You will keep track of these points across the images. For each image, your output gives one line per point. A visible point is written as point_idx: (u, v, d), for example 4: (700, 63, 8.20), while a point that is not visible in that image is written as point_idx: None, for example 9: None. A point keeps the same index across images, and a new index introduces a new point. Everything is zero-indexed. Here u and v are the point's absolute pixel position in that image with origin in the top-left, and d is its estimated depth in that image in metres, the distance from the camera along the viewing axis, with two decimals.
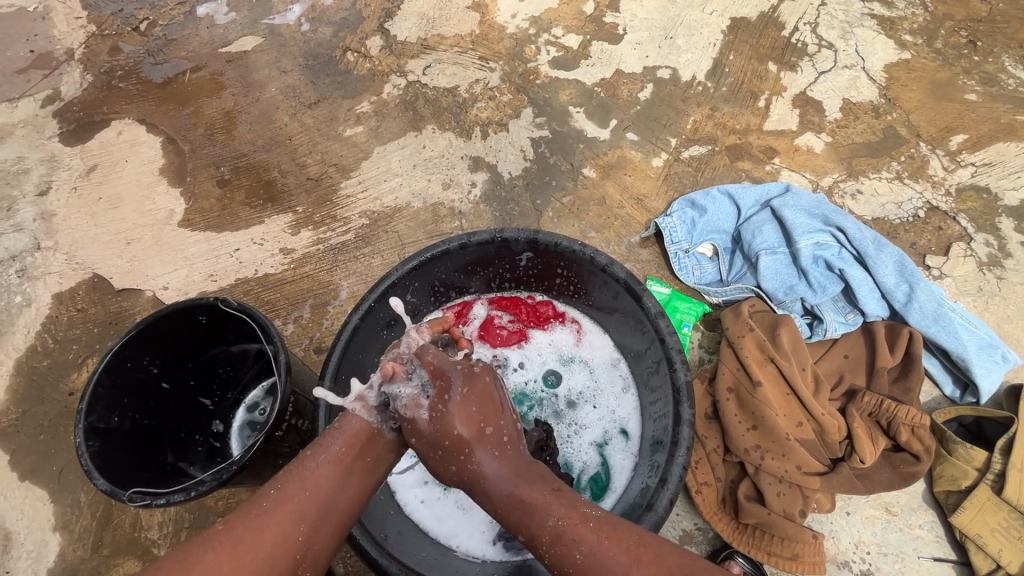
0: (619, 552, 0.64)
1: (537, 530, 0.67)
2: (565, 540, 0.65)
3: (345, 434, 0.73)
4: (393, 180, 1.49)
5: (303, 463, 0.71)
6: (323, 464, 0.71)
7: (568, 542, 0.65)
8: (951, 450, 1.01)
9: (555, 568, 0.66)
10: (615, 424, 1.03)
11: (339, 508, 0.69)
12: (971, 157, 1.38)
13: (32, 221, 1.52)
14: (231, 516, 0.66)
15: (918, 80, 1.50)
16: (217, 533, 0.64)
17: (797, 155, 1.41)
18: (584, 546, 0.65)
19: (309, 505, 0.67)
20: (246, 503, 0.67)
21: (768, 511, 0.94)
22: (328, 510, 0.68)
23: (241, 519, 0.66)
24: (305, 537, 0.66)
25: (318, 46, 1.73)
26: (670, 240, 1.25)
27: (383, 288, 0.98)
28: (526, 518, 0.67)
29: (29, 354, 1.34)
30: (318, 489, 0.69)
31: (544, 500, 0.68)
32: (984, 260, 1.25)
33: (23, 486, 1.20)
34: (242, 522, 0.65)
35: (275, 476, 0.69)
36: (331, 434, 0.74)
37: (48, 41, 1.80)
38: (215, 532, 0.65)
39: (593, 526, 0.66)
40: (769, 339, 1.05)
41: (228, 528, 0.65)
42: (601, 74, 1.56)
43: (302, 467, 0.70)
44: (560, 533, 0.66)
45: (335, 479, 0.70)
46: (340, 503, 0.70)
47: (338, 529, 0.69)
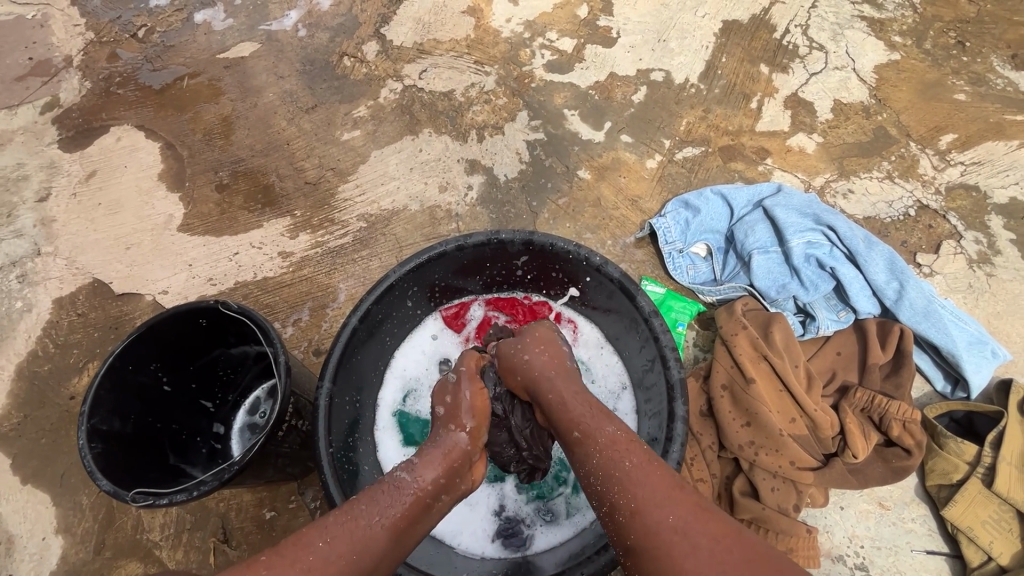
0: (665, 474, 0.68)
1: (594, 431, 0.74)
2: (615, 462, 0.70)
3: (404, 500, 0.74)
4: (390, 184, 1.50)
5: (358, 520, 0.70)
6: (377, 527, 0.70)
7: (621, 451, 0.70)
8: (942, 444, 1.02)
9: (601, 471, 0.70)
10: None
11: (375, 572, 0.69)
12: (961, 156, 1.40)
13: (32, 227, 1.53)
14: (271, 555, 0.64)
15: (908, 81, 1.52)
16: (257, 573, 0.62)
17: (789, 155, 1.43)
18: (635, 458, 0.69)
19: (355, 568, 0.66)
20: (294, 548, 0.65)
21: (763, 506, 0.95)
22: (370, 570, 0.68)
23: (290, 563, 0.64)
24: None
25: (315, 51, 1.74)
26: (664, 240, 1.27)
27: (381, 290, 0.99)
28: (586, 420, 0.76)
29: (30, 359, 1.35)
30: (369, 551, 0.68)
31: (604, 415, 0.76)
32: (974, 258, 1.27)
33: (25, 489, 1.21)
34: (291, 566, 0.63)
35: (328, 528, 0.67)
36: (389, 493, 0.74)
37: (47, 48, 1.82)
38: (255, 568, 0.62)
39: (645, 449, 0.71)
40: (762, 337, 1.07)
41: (275, 571, 0.63)
42: (595, 76, 1.58)
43: (356, 524, 0.69)
44: (615, 440, 0.72)
45: (384, 548, 0.70)
46: (380, 568, 0.69)
47: None
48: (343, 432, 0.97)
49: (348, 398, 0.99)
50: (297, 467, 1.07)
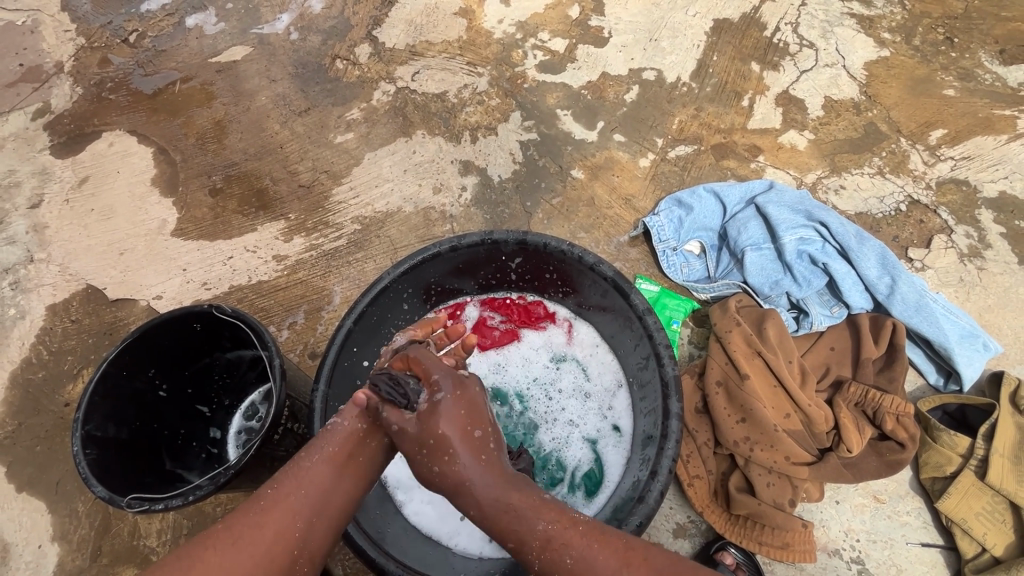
0: (609, 556, 0.66)
1: (526, 536, 0.68)
2: (556, 543, 0.67)
3: (335, 438, 0.75)
4: (384, 186, 1.51)
5: (300, 464, 0.73)
6: (316, 464, 0.73)
7: (558, 546, 0.67)
8: (935, 437, 1.03)
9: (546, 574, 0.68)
10: (607, 421, 1.05)
11: (331, 509, 0.71)
12: (951, 151, 1.41)
13: (25, 234, 1.53)
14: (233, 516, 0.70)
15: (897, 77, 1.53)
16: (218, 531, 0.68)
17: (780, 152, 1.43)
18: (574, 551, 0.67)
19: (303, 505, 0.70)
20: (245, 502, 0.71)
21: (759, 502, 0.96)
22: (326, 507, 0.71)
23: (239, 516, 0.69)
24: (302, 533, 0.69)
25: (308, 54, 1.74)
26: (658, 238, 1.27)
27: (375, 292, 0.99)
28: (515, 525, 0.68)
29: (24, 366, 1.35)
30: (311, 488, 0.71)
31: (533, 508, 0.69)
32: (965, 252, 1.28)
33: (20, 497, 1.20)
34: (240, 518, 0.69)
35: (273, 475, 0.73)
36: (325, 436, 0.76)
37: (37, 54, 1.81)
38: (215, 531, 0.68)
39: (582, 530, 0.68)
40: (756, 333, 1.07)
41: (227, 526, 0.68)
42: (588, 76, 1.59)
43: (298, 468, 0.73)
44: (549, 538, 0.67)
45: (329, 479, 0.72)
46: (334, 501, 0.72)
47: (332, 528, 0.71)
48: None
49: (344, 400, 0.99)
50: None
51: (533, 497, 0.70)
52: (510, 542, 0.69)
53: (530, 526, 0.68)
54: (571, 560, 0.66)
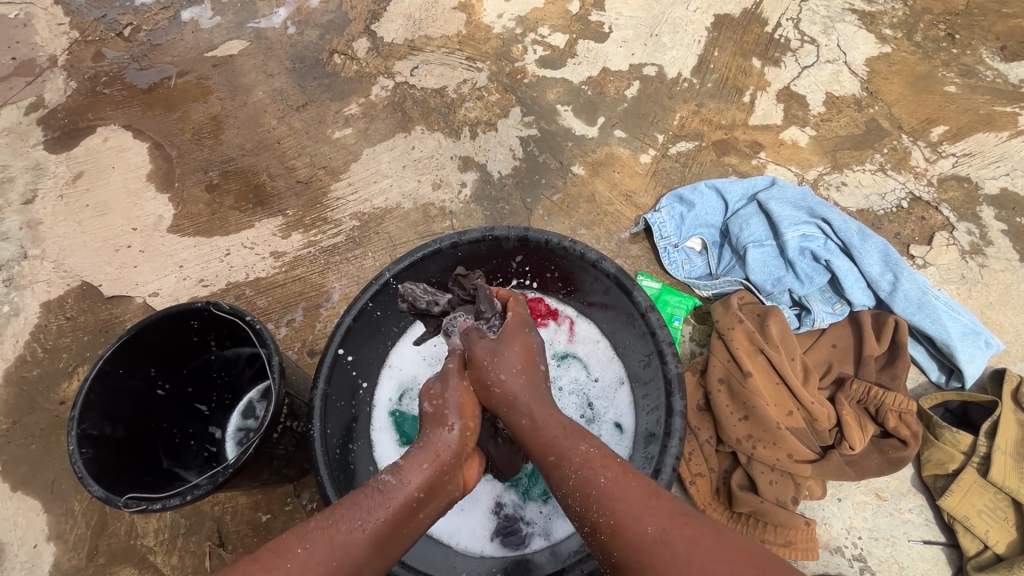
0: (636, 485, 0.67)
1: (568, 453, 0.71)
2: (594, 464, 0.70)
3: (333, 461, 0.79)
4: (383, 182, 1.49)
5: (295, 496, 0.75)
6: (357, 531, 0.68)
7: (596, 466, 0.69)
8: (937, 435, 1.03)
9: (578, 493, 0.68)
10: (609, 419, 1.04)
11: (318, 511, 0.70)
12: (952, 147, 1.41)
13: (19, 230, 1.51)
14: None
15: (899, 73, 1.52)
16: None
17: (782, 149, 1.43)
18: (608, 474, 0.68)
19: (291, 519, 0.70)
20: (274, 548, 0.65)
21: (761, 499, 0.95)
22: None
23: (269, 562, 0.64)
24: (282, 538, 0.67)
25: (305, 49, 1.72)
26: (659, 235, 1.26)
27: (374, 289, 0.98)
28: (556, 442, 0.73)
29: (18, 364, 1.33)
30: (347, 557, 0.66)
31: (573, 434, 0.73)
32: (967, 249, 1.28)
33: (15, 497, 1.19)
34: (270, 567, 0.64)
35: (307, 533, 0.66)
36: (371, 495, 0.71)
37: (30, 47, 1.78)
38: (238, 569, 0.63)
39: (620, 465, 0.70)
40: (758, 330, 1.07)
41: (256, 566, 0.63)
42: (588, 72, 1.57)
43: (336, 529, 0.68)
44: (590, 458, 0.70)
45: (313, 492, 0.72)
46: (363, 575, 0.67)
47: None
48: (339, 433, 0.96)
49: (343, 397, 0.98)
50: (293, 469, 1.06)
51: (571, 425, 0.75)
52: (552, 457, 0.72)
53: (571, 446, 0.72)
54: (604, 480, 0.68)
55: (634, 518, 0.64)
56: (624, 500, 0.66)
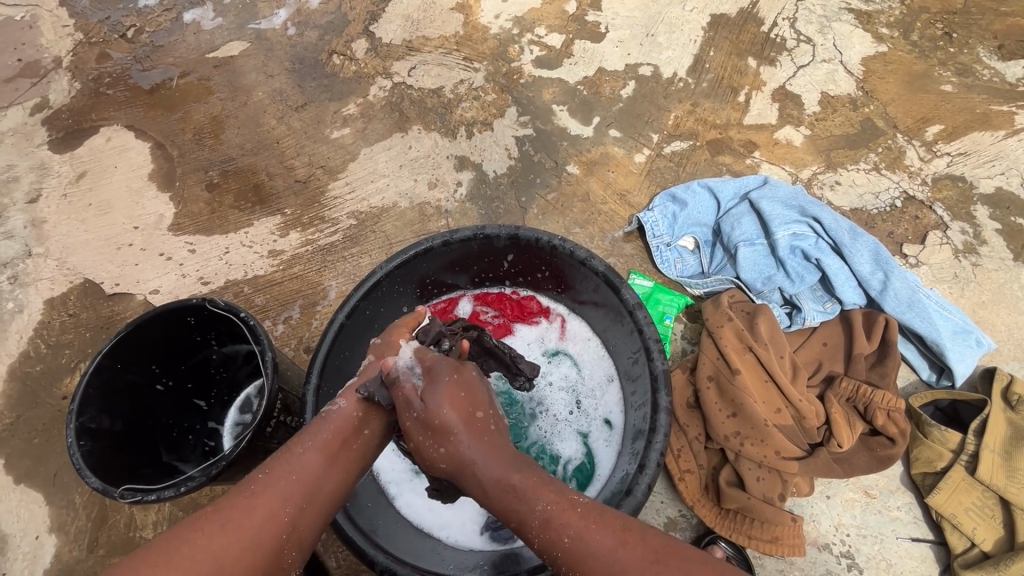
0: (604, 535, 0.62)
1: (527, 514, 0.65)
2: (555, 523, 0.64)
3: (334, 421, 0.74)
4: (380, 181, 1.51)
5: (293, 448, 0.72)
6: (309, 452, 0.71)
7: (557, 526, 0.64)
8: (926, 433, 1.03)
9: (545, 552, 0.65)
10: (599, 416, 1.06)
11: (324, 494, 0.69)
12: (947, 147, 1.41)
13: (23, 228, 1.54)
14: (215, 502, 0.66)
15: (895, 72, 1.52)
16: (201, 516, 0.64)
17: (776, 148, 1.43)
18: (571, 530, 0.64)
19: (293, 489, 0.67)
20: (234, 486, 0.68)
21: (748, 496, 0.95)
22: (316, 491, 0.69)
23: (229, 499, 0.66)
24: (291, 518, 0.66)
25: (305, 49, 1.74)
26: (652, 234, 1.27)
27: (366, 287, 1.00)
28: (516, 502, 0.66)
29: (21, 359, 1.36)
30: (305, 473, 0.69)
31: (532, 487, 0.66)
32: (960, 248, 1.28)
33: (18, 489, 1.21)
34: (230, 501, 0.66)
35: (264, 461, 0.70)
36: (318, 423, 0.75)
37: (36, 49, 1.81)
38: (205, 512, 0.65)
39: (582, 511, 0.65)
40: (748, 328, 1.06)
41: (218, 506, 0.65)
42: (584, 72, 1.58)
43: (289, 454, 0.71)
44: (549, 517, 0.64)
45: (320, 467, 0.70)
46: (323, 489, 0.69)
47: (321, 516, 0.69)
48: None
49: (336, 392, 1.00)
50: None
51: (528, 470, 0.68)
52: (512, 520, 0.66)
53: (531, 506, 0.65)
54: (569, 539, 0.63)
55: (602, 574, 0.60)
56: (591, 557, 0.61)
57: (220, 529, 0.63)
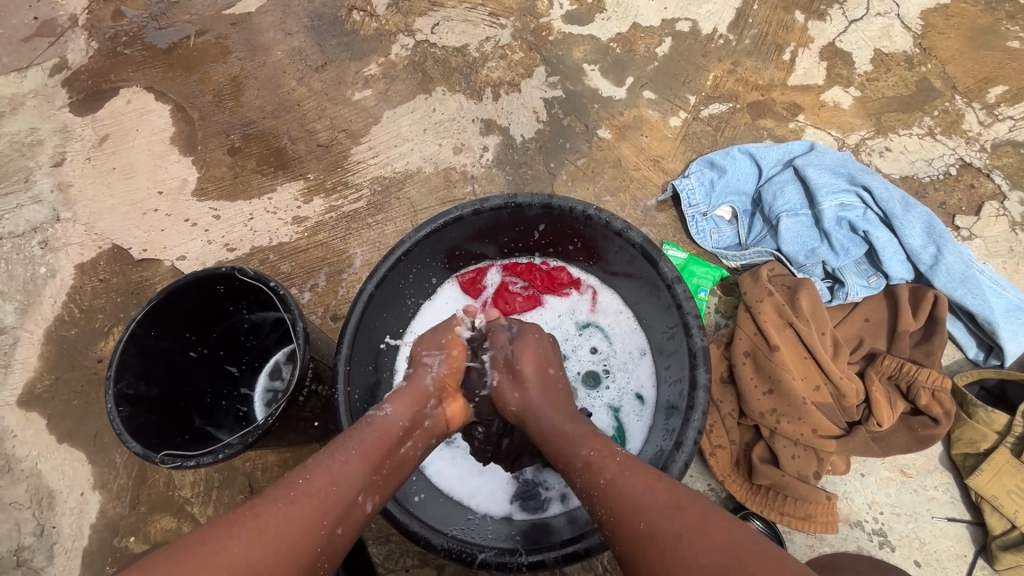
0: (638, 481, 0.66)
1: (572, 457, 0.73)
2: (596, 467, 0.70)
3: (376, 431, 0.76)
4: (404, 145, 1.47)
5: (334, 457, 0.71)
6: (352, 461, 0.71)
7: (597, 469, 0.70)
8: (971, 413, 0.99)
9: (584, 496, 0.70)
10: (630, 390, 1.04)
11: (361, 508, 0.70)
12: (1010, 110, 1.31)
13: (50, 193, 1.54)
14: (254, 501, 0.65)
15: (958, 27, 1.40)
16: (242, 515, 0.62)
17: (822, 111, 1.35)
18: (608, 473, 0.68)
19: (335, 501, 0.67)
20: (272, 489, 0.66)
21: (783, 473, 0.94)
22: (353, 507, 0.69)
23: (263, 506, 0.64)
24: (328, 530, 0.66)
25: (323, 5, 1.67)
26: (687, 203, 1.21)
27: (395, 256, 0.98)
28: (566, 448, 0.75)
29: (56, 323, 1.38)
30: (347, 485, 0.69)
31: (583, 437, 0.75)
32: (1017, 220, 1.20)
33: (61, 448, 1.26)
34: (265, 509, 0.64)
35: (303, 466, 0.69)
36: (362, 430, 0.76)
37: (51, 6, 1.77)
38: (239, 517, 0.62)
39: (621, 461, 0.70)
40: (789, 303, 1.02)
41: (254, 512, 0.63)
42: (617, 28, 1.49)
43: (333, 460, 0.71)
44: (591, 462, 0.71)
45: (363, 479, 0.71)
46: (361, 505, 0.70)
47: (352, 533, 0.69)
48: (364, 396, 0.98)
49: (367, 361, 1.00)
50: (319, 429, 1.09)
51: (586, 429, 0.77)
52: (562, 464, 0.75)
53: (576, 451, 0.74)
54: (604, 481, 0.68)
55: (630, 513, 0.63)
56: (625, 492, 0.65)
57: (260, 533, 0.61)
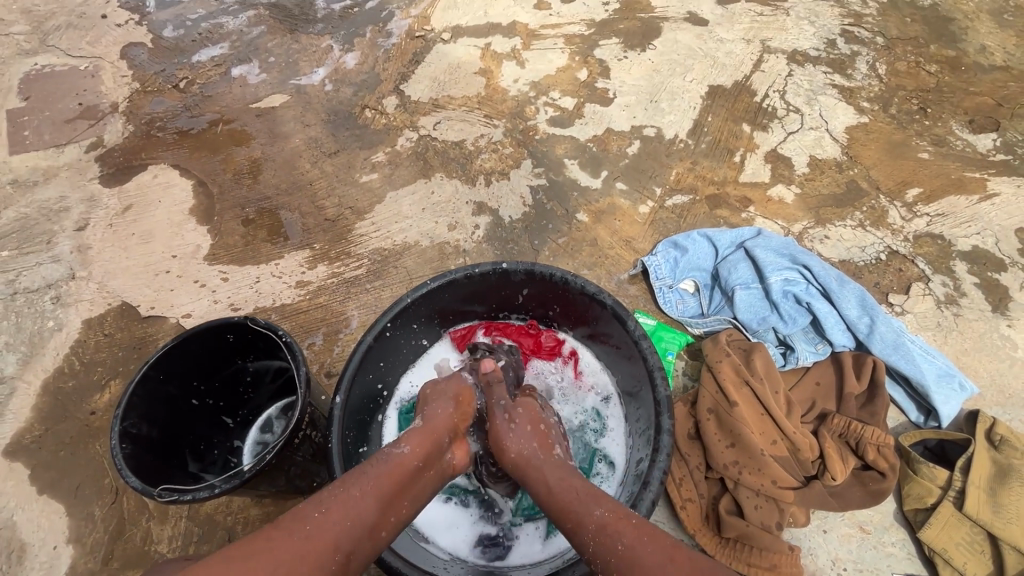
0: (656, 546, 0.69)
1: (584, 518, 0.75)
2: (609, 530, 0.72)
3: (393, 466, 0.80)
4: (404, 222, 1.63)
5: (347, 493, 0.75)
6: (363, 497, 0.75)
7: (612, 532, 0.72)
8: (916, 469, 1.07)
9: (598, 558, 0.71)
10: (602, 453, 1.10)
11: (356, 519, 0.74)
12: (926, 208, 1.53)
13: (69, 253, 1.65)
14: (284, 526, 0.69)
15: (876, 141, 1.68)
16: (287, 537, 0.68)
17: (769, 204, 1.56)
18: (625, 538, 0.71)
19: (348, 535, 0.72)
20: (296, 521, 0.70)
21: (747, 523, 1.00)
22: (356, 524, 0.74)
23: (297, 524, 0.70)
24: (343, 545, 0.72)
25: (340, 103, 1.92)
26: (655, 276, 1.37)
27: (395, 312, 1.09)
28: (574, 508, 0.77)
29: (55, 375, 1.43)
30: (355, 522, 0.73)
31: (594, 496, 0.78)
32: (942, 299, 1.37)
33: (40, 499, 1.25)
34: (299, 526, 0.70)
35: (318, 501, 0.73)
36: (379, 462, 0.81)
37: (97, 95, 2.01)
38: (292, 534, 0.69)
39: (635, 523, 0.72)
40: (745, 364, 1.14)
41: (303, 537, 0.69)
42: (593, 131, 1.74)
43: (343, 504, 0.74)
44: (604, 524, 0.73)
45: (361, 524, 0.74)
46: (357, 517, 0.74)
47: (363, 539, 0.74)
48: (356, 442, 1.05)
49: (360, 409, 1.07)
50: (305, 480, 1.12)
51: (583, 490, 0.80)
52: (569, 523, 0.77)
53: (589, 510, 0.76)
54: (623, 545, 0.70)
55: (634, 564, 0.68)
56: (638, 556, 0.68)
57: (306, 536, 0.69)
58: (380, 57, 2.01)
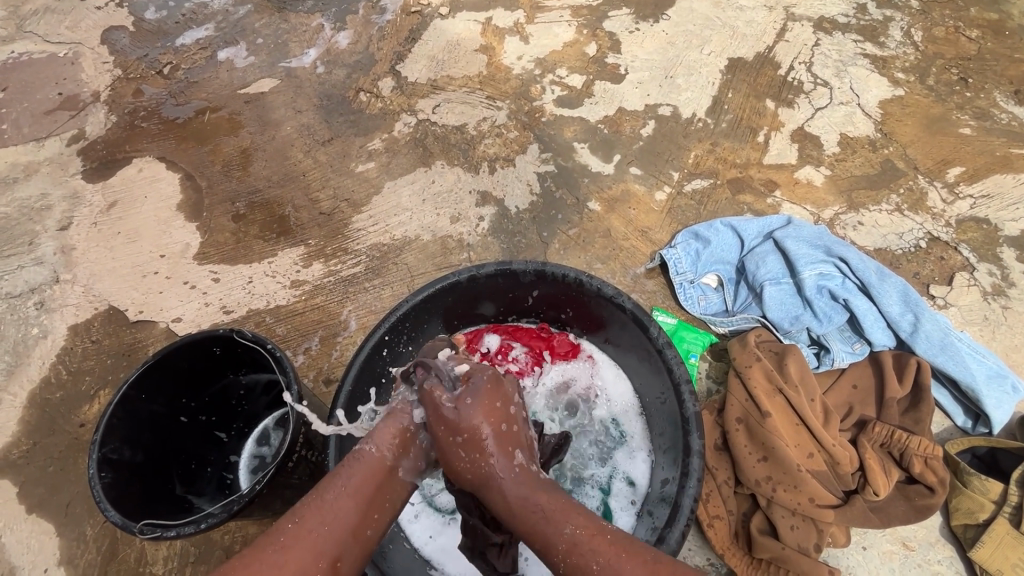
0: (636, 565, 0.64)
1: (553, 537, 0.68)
2: (581, 549, 0.66)
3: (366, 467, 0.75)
4: (403, 214, 1.53)
5: (322, 495, 0.72)
6: (340, 499, 0.71)
7: (585, 551, 0.66)
8: (966, 481, 0.99)
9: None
10: (621, 471, 1.01)
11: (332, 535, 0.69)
12: (969, 189, 1.41)
13: (52, 255, 1.56)
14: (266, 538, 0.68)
15: (913, 115, 1.55)
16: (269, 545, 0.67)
17: (797, 188, 1.44)
18: (601, 558, 0.65)
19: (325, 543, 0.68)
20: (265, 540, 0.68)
21: (783, 545, 0.92)
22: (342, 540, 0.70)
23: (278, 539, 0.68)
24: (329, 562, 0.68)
25: (332, 87, 1.80)
26: (675, 270, 1.26)
27: (393, 319, 1.00)
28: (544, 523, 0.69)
29: (42, 386, 1.36)
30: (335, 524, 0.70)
31: (561, 510, 0.70)
32: (988, 290, 1.27)
33: (29, 519, 1.19)
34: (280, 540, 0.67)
35: (294, 510, 0.70)
36: (353, 461, 0.75)
37: (76, 84, 1.90)
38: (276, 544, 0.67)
39: (610, 539, 0.67)
40: (777, 369, 1.05)
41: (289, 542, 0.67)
42: (604, 111, 1.62)
43: (320, 501, 0.71)
44: (576, 542, 0.67)
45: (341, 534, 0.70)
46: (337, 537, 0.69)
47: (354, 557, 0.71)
48: None
49: None
50: None
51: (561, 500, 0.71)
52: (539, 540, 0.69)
53: (559, 528, 0.68)
54: (598, 566, 0.64)
55: None
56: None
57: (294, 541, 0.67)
58: (374, 36, 1.87)
